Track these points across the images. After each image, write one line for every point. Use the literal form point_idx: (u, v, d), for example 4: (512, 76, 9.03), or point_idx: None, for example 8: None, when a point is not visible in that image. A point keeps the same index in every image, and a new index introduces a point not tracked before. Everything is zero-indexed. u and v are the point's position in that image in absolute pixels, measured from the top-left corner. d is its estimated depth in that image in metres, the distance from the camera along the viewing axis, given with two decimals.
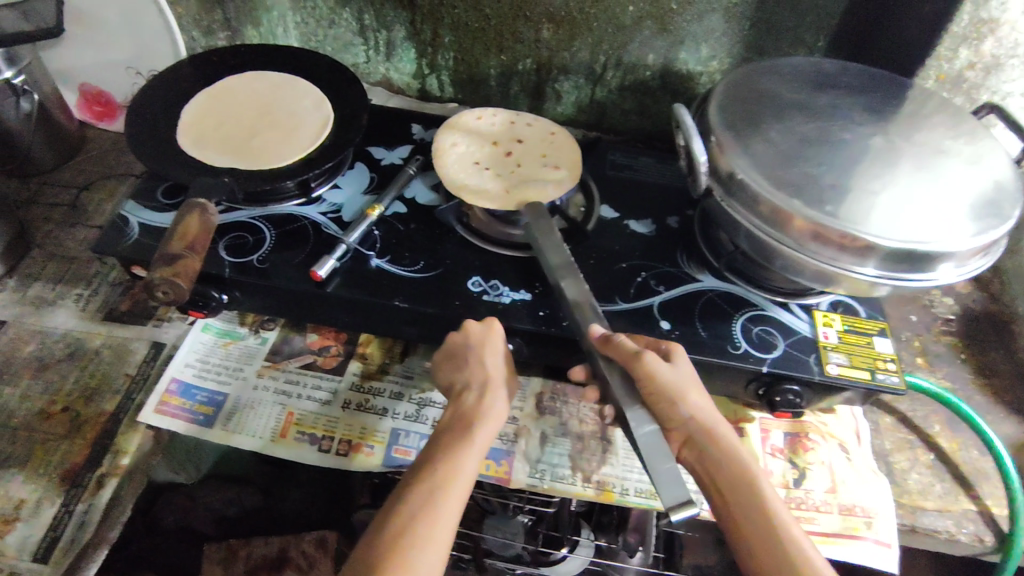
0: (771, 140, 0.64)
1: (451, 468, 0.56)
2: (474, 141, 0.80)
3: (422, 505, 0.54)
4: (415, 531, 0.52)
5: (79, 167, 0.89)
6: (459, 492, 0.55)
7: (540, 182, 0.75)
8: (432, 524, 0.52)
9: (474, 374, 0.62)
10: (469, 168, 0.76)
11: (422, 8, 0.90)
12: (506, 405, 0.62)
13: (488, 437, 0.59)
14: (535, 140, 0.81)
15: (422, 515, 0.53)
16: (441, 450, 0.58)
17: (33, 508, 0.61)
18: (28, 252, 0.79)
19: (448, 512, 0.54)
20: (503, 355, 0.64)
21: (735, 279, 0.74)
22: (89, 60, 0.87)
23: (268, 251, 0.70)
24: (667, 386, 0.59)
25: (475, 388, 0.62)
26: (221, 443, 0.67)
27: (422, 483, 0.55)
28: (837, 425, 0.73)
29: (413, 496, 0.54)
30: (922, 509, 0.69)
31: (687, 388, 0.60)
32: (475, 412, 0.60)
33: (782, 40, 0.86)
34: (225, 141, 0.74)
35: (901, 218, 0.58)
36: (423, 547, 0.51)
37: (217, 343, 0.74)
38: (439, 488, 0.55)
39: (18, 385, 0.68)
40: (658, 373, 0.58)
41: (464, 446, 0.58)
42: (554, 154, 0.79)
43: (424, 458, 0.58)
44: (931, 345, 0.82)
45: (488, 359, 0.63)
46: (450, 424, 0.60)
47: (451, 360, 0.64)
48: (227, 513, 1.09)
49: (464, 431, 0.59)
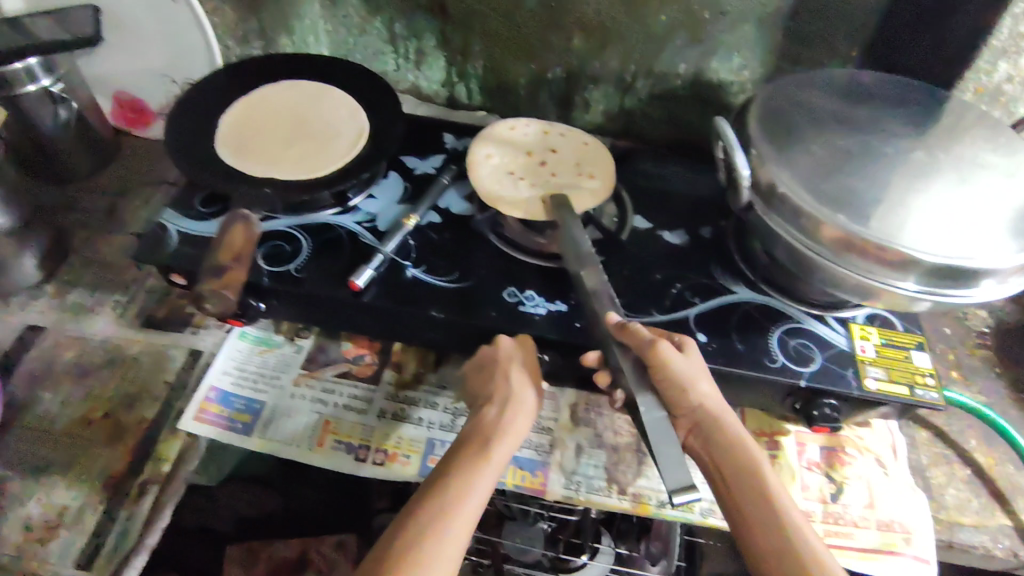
0: (813, 153, 0.63)
1: (467, 483, 0.56)
2: (507, 151, 0.80)
3: (433, 517, 0.53)
4: (426, 542, 0.51)
5: (115, 174, 0.90)
6: (473, 507, 0.55)
7: (575, 191, 0.75)
8: (444, 537, 0.52)
9: (497, 390, 0.62)
10: (504, 178, 0.76)
11: (453, 16, 0.90)
12: (527, 423, 0.62)
13: (507, 456, 0.59)
14: (569, 151, 0.81)
15: (435, 527, 0.52)
16: (458, 462, 0.58)
17: (76, 515, 0.62)
18: (66, 259, 0.80)
19: (461, 526, 0.53)
20: (530, 370, 0.64)
21: (771, 291, 0.74)
22: (125, 68, 0.88)
23: (305, 260, 0.70)
24: (680, 375, 0.58)
25: (497, 402, 0.62)
26: (258, 451, 0.67)
27: (436, 494, 0.55)
28: (873, 438, 0.72)
29: (426, 509, 0.54)
30: (959, 524, 0.68)
31: (698, 376, 0.59)
32: (496, 428, 0.60)
33: (816, 50, 0.85)
34: (264, 151, 0.75)
35: (944, 232, 0.57)
36: (433, 558, 0.51)
37: (254, 352, 0.74)
38: (454, 503, 0.54)
39: (58, 392, 0.69)
40: (672, 362, 0.57)
41: (482, 463, 0.57)
42: (589, 163, 0.79)
43: (440, 471, 0.58)
44: (965, 358, 0.82)
45: (517, 381, 0.62)
46: (468, 437, 0.60)
47: (479, 372, 0.64)
48: (248, 514, 1.09)
49: (482, 448, 0.58)
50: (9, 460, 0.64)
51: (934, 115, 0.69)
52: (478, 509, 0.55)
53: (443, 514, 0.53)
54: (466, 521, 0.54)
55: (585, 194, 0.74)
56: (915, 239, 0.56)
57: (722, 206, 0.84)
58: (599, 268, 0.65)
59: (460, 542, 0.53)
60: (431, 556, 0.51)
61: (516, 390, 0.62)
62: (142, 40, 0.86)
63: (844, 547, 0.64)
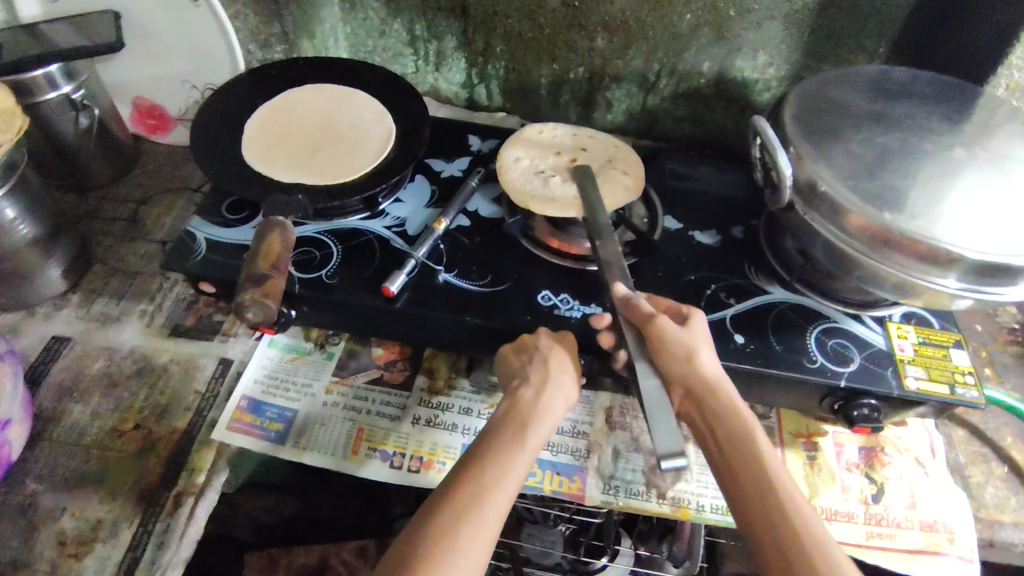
0: (852, 151, 0.62)
1: (502, 466, 0.54)
2: (537, 153, 0.80)
3: (468, 500, 0.51)
4: (462, 527, 0.50)
5: (136, 181, 0.89)
6: (507, 491, 0.53)
7: (608, 187, 0.74)
8: (481, 523, 0.50)
9: (534, 372, 0.60)
10: (535, 177, 0.76)
11: (475, 17, 0.90)
12: (563, 408, 0.60)
13: (541, 442, 0.57)
14: (601, 154, 0.80)
15: (471, 512, 0.51)
16: (491, 446, 0.56)
17: (111, 528, 0.60)
18: (90, 268, 0.79)
19: (496, 511, 0.52)
20: (567, 355, 0.62)
21: (806, 291, 0.73)
22: (146, 74, 0.88)
23: (336, 266, 0.69)
24: (679, 347, 0.56)
25: (533, 383, 0.60)
26: (293, 460, 0.66)
27: (471, 478, 0.53)
28: (910, 438, 0.72)
29: (458, 492, 0.52)
30: (1002, 524, 0.67)
31: (697, 345, 0.57)
32: (532, 413, 0.58)
33: (842, 47, 0.85)
34: (292, 155, 0.75)
35: (985, 228, 0.56)
36: (469, 544, 0.49)
37: (284, 359, 0.73)
38: (490, 487, 0.52)
39: (88, 403, 0.68)
40: (671, 336, 0.56)
41: (517, 448, 0.56)
42: (620, 162, 0.79)
43: (472, 453, 0.56)
44: (998, 355, 0.81)
45: (556, 370, 0.60)
46: (503, 420, 0.58)
47: (517, 354, 0.62)
48: (266, 522, 1.07)
49: (518, 433, 0.57)
50: (41, 473, 0.63)
51: (970, 110, 0.68)
52: (514, 493, 0.53)
53: (479, 498, 0.51)
54: (501, 507, 0.52)
55: (618, 190, 0.74)
56: (959, 236, 0.55)
57: (750, 205, 0.84)
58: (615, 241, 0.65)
59: (495, 527, 0.51)
60: (466, 541, 0.49)
61: (554, 376, 0.60)
62: (163, 46, 0.85)
63: (887, 548, 0.64)
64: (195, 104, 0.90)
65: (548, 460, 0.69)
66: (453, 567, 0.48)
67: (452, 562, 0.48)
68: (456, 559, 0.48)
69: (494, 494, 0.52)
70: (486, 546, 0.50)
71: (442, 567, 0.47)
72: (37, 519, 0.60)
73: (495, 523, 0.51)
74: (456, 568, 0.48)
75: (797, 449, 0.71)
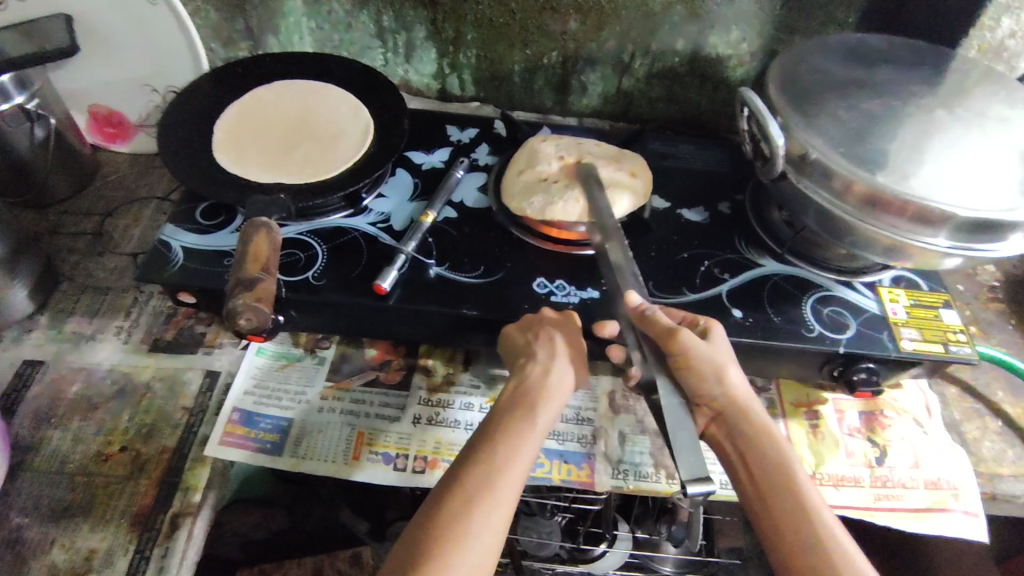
0: (838, 117, 0.63)
1: (513, 446, 0.53)
2: (541, 155, 0.77)
3: (481, 481, 0.50)
4: (475, 508, 0.48)
5: (100, 193, 0.85)
6: (519, 469, 0.52)
7: (615, 189, 0.73)
8: (495, 502, 0.49)
9: (539, 349, 0.59)
10: (537, 186, 0.73)
11: (444, 6, 0.87)
12: (571, 386, 0.59)
13: (550, 420, 0.56)
14: (605, 153, 0.79)
15: (484, 492, 0.49)
16: (502, 426, 0.54)
17: (106, 558, 0.57)
18: (58, 285, 0.75)
19: (509, 490, 0.50)
20: (572, 332, 0.61)
21: (797, 262, 0.73)
22: (102, 79, 0.84)
23: (322, 267, 0.67)
24: (703, 360, 0.55)
25: (540, 360, 0.59)
26: (292, 470, 0.64)
27: (483, 459, 0.51)
28: (906, 400, 0.73)
29: (472, 472, 0.50)
30: (1000, 475, 0.69)
31: (724, 362, 0.56)
32: (540, 390, 0.57)
33: (814, 18, 0.85)
34: (268, 155, 0.72)
35: (975, 186, 0.56)
36: (483, 525, 0.48)
37: (275, 367, 0.71)
38: (502, 466, 0.51)
39: (68, 428, 0.64)
40: (694, 348, 0.54)
41: (526, 426, 0.54)
42: (625, 165, 0.77)
43: (481, 435, 0.54)
44: (981, 313, 0.83)
45: (562, 346, 0.60)
46: (513, 400, 0.57)
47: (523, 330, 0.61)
48: (255, 538, 1.05)
49: (527, 411, 0.55)
50: (24, 505, 0.59)
51: (945, 71, 0.69)
52: (525, 476, 0.52)
53: (492, 477, 0.50)
54: (512, 490, 0.50)
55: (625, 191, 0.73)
56: (951, 195, 0.55)
57: (733, 181, 0.84)
58: (623, 243, 0.64)
59: (509, 506, 0.50)
60: (480, 522, 0.48)
61: (560, 354, 0.59)
62: (119, 48, 0.81)
63: (895, 510, 0.65)
64: (157, 109, 0.87)
65: (555, 450, 0.68)
66: (470, 546, 0.46)
67: (467, 543, 0.46)
68: (472, 539, 0.47)
69: (505, 474, 0.51)
70: (500, 526, 0.48)
71: (458, 550, 0.46)
72: (24, 554, 0.57)
73: (509, 501, 0.50)
74: (471, 549, 0.47)
75: (799, 419, 0.71)
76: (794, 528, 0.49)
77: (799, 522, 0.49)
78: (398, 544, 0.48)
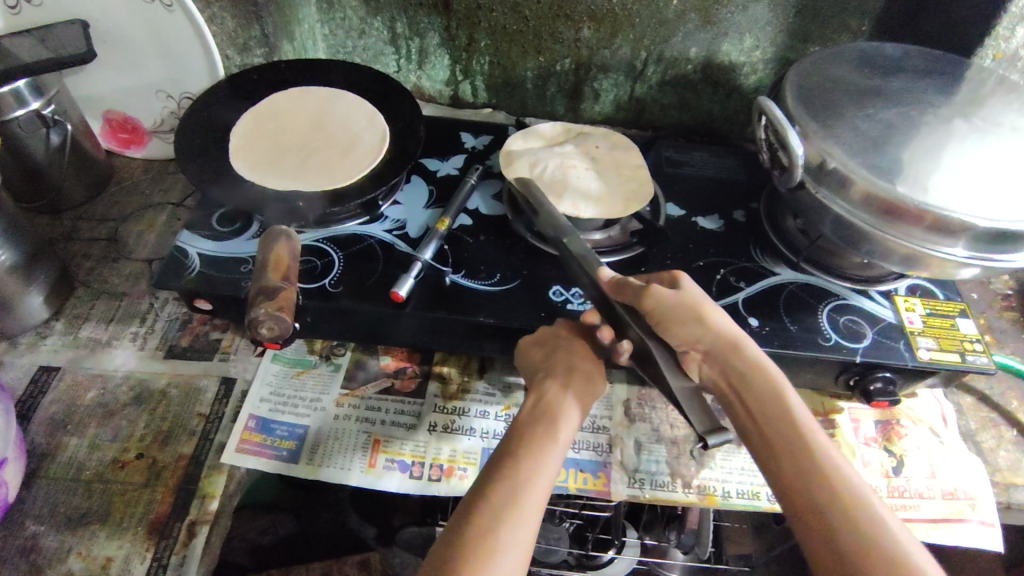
0: (857, 127, 0.62)
1: (537, 459, 0.53)
2: (565, 170, 0.76)
3: (509, 495, 0.50)
4: (501, 524, 0.48)
5: (114, 199, 0.85)
6: (545, 484, 0.52)
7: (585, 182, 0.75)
8: (522, 517, 0.49)
9: (558, 363, 0.60)
10: (585, 196, 0.73)
11: (458, 13, 0.88)
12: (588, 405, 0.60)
13: (572, 434, 0.57)
14: (550, 152, 0.79)
15: (512, 506, 0.49)
16: (525, 439, 0.55)
17: (122, 566, 0.57)
18: (73, 291, 0.75)
19: (535, 503, 0.50)
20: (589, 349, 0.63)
21: (814, 271, 0.73)
22: (119, 85, 0.84)
23: (339, 274, 0.67)
24: (675, 307, 0.56)
25: (559, 375, 0.60)
26: (309, 478, 0.64)
27: (508, 473, 0.52)
28: (922, 408, 0.73)
29: (497, 484, 0.51)
30: (1016, 485, 0.68)
31: (702, 306, 0.58)
32: (558, 407, 0.58)
33: (828, 26, 0.85)
34: (282, 162, 0.72)
35: (989, 196, 0.56)
36: (513, 538, 0.48)
37: (291, 374, 0.71)
38: (527, 480, 0.51)
39: (84, 435, 0.64)
40: (664, 299, 0.56)
41: (549, 441, 0.55)
42: (543, 154, 0.79)
43: (501, 450, 0.55)
44: (996, 322, 0.83)
45: (578, 359, 0.61)
46: (533, 415, 0.57)
47: (543, 345, 0.62)
48: (262, 542, 1.07)
49: (550, 423, 0.56)
50: (40, 513, 0.59)
51: (960, 81, 0.69)
52: (548, 489, 0.52)
53: (518, 492, 0.50)
54: (538, 501, 0.50)
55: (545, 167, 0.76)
56: (967, 204, 0.55)
57: (746, 190, 0.85)
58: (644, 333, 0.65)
59: (537, 518, 0.50)
60: (508, 537, 0.47)
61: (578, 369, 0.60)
62: (135, 55, 0.82)
63: (912, 520, 0.64)
64: (172, 114, 0.87)
65: (571, 459, 0.68)
66: (500, 561, 0.46)
67: (498, 555, 0.46)
68: (501, 550, 0.47)
69: (530, 490, 0.51)
70: (529, 541, 0.48)
71: (489, 560, 0.46)
72: (41, 562, 0.57)
73: (535, 512, 0.50)
74: (502, 562, 0.46)
75: None
76: (815, 516, 0.48)
77: (828, 506, 0.48)
78: (430, 556, 0.48)
